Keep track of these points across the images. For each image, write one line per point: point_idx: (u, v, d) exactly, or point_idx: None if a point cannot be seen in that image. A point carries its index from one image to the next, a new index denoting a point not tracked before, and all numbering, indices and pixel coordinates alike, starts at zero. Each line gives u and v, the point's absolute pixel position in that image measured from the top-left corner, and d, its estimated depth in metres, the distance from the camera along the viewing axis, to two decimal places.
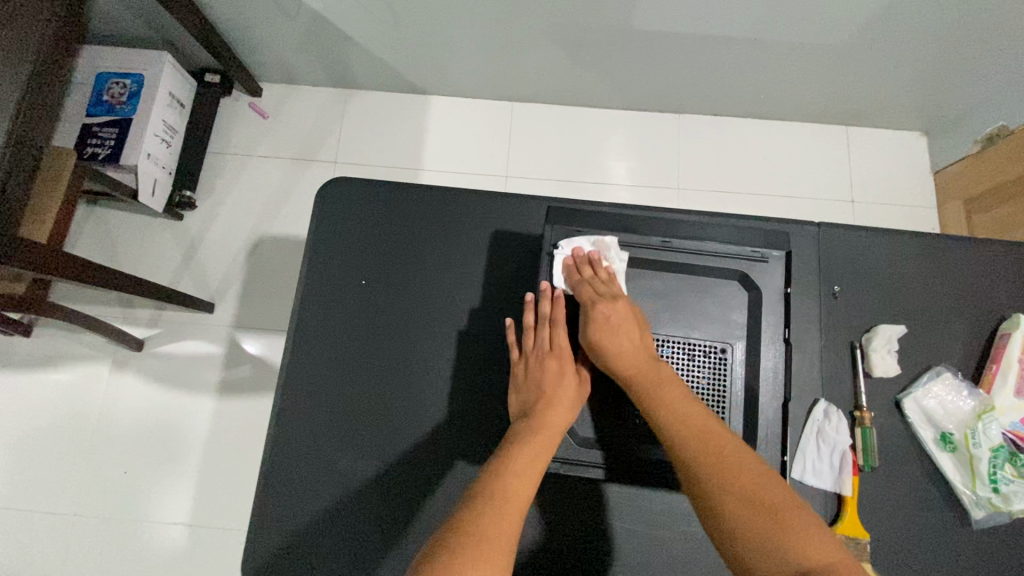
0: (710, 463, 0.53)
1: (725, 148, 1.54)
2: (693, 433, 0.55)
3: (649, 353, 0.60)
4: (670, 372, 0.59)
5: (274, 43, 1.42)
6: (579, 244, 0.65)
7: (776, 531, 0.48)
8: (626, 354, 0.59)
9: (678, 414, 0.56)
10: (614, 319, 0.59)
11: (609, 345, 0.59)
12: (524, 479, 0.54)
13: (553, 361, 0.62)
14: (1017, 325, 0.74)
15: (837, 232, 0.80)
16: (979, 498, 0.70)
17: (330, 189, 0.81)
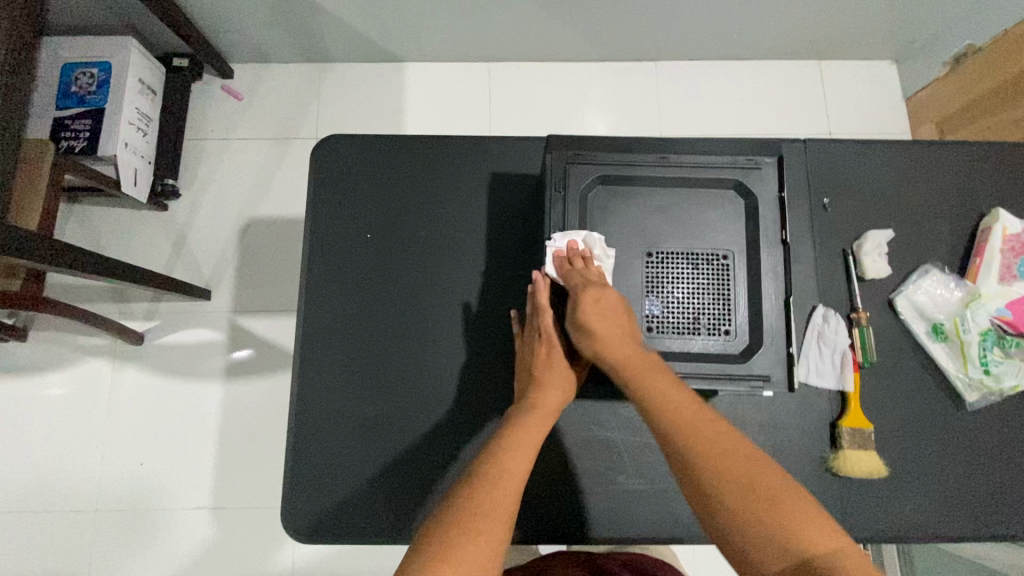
0: (697, 446, 0.51)
1: (704, 91, 1.55)
2: (682, 420, 0.53)
3: (636, 347, 0.60)
4: (658, 362, 0.58)
5: (240, 20, 1.39)
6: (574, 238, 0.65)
7: (769, 517, 0.46)
8: (614, 342, 0.59)
9: (662, 399, 0.55)
10: (603, 307, 0.60)
11: (597, 331, 0.60)
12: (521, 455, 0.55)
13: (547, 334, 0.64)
14: (996, 218, 0.77)
15: (822, 147, 0.82)
16: (970, 380, 0.74)
17: (325, 147, 0.81)
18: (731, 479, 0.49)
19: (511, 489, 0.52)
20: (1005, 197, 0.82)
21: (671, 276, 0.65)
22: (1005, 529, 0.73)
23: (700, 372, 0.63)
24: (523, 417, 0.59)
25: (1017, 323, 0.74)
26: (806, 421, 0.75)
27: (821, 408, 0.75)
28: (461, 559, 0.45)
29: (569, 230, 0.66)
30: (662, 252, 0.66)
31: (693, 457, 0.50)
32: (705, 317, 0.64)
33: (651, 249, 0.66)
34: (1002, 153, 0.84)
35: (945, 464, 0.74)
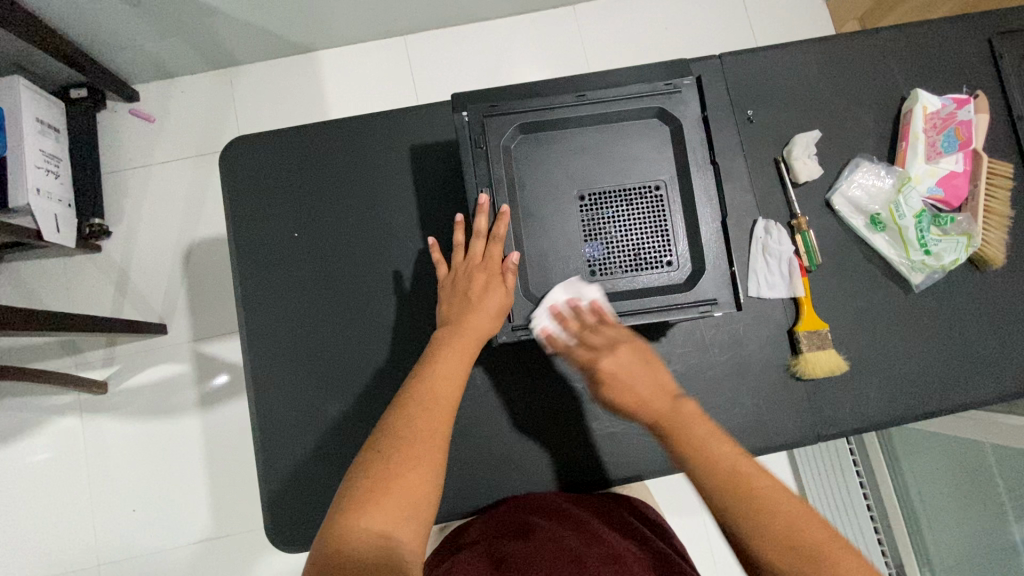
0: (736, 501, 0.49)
1: (625, 27, 1.52)
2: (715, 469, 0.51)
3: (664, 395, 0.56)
4: (694, 410, 0.54)
5: (130, 37, 1.31)
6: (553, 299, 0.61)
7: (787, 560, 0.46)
8: (636, 398, 0.56)
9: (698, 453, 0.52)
10: (613, 371, 0.56)
11: (616, 398, 0.56)
12: (449, 381, 0.56)
13: (481, 274, 0.61)
14: (915, 99, 0.78)
15: (737, 59, 0.81)
16: (913, 263, 0.76)
17: (231, 153, 0.78)
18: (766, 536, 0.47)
19: (443, 413, 0.54)
20: (922, 77, 0.82)
21: (608, 216, 0.63)
22: (967, 397, 0.75)
23: (650, 304, 0.62)
24: (448, 338, 0.59)
25: (948, 200, 0.77)
26: (765, 333, 0.76)
27: (777, 318, 0.76)
28: (403, 480, 0.49)
29: (496, 185, 0.63)
30: (594, 195, 0.63)
31: (735, 513, 0.49)
32: (647, 251, 0.63)
33: (582, 192, 0.63)
34: (913, 33, 0.84)
35: (900, 348, 0.76)
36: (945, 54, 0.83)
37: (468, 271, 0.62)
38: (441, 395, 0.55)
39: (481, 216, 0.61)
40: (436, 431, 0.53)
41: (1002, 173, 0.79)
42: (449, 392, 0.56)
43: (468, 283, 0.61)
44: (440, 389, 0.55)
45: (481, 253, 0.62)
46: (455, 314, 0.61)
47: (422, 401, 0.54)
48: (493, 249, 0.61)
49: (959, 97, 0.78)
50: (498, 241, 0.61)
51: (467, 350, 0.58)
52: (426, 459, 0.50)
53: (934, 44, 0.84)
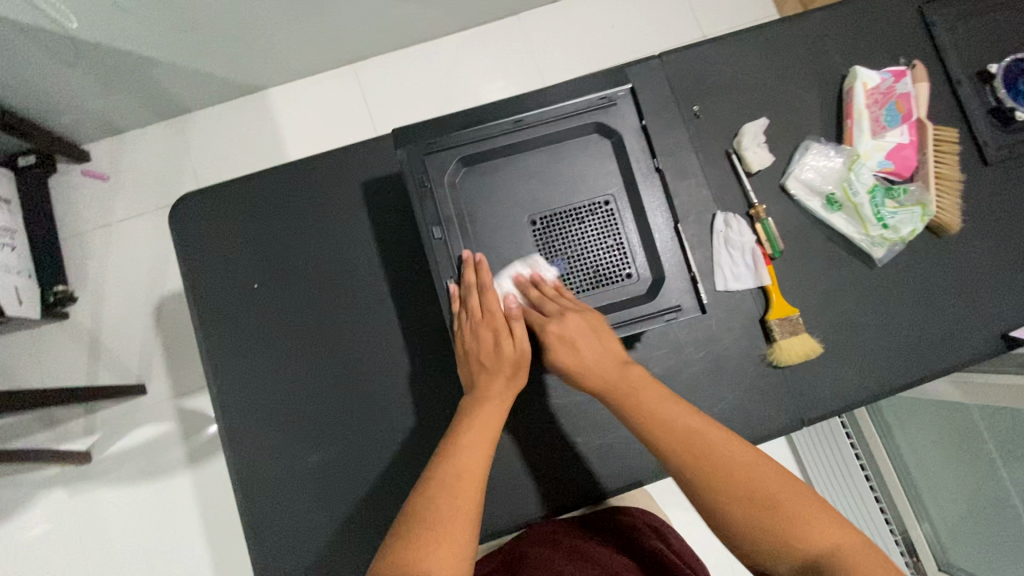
0: (727, 483, 0.51)
1: (572, 30, 1.52)
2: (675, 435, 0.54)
3: (615, 361, 0.60)
4: (636, 375, 0.59)
5: (73, 98, 1.28)
6: (516, 268, 0.63)
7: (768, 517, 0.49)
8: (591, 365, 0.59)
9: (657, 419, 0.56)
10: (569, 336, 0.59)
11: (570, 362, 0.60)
12: (473, 453, 0.56)
13: (486, 329, 0.60)
14: (855, 76, 0.78)
15: (676, 57, 0.82)
16: (872, 238, 0.76)
17: (180, 211, 0.76)
18: (726, 493, 0.51)
19: (472, 487, 0.54)
20: (859, 53, 0.83)
21: (562, 236, 0.63)
22: (944, 365, 0.76)
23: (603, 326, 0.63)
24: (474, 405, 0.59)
25: (899, 171, 0.77)
26: (738, 326, 0.76)
27: (747, 309, 0.76)
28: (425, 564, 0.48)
29: (446, 222, 0.62)
30: (546, 218, 0.63)
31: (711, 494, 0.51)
32: (604, 266, 0.63)
33: (533, 217, 0.63)
34: (846, 12, 0.85)
35: (873, 323, 0.77)
36: (880, 30, 0.85)
37: (473, 329, 0.61)
38: (467, 468, 0.54)
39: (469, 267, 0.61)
40: (461, 510, 0.52)
41: (949, 140, 0.80)
42: (475, 464, 0.55)
43: (478, 337, 0.60)
44: (464, 463, 0.55)
45: (479, 307, 0.60)
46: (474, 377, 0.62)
47: (445, 478, 0.54)
48: (488, 298, 0.60)
49: (896, 70, 0.79)
50: (492, 286, 0.60)
51: (493, 416, 0.58)
52: (450, 541, 0.50)
53: (868, 20, 0.85)
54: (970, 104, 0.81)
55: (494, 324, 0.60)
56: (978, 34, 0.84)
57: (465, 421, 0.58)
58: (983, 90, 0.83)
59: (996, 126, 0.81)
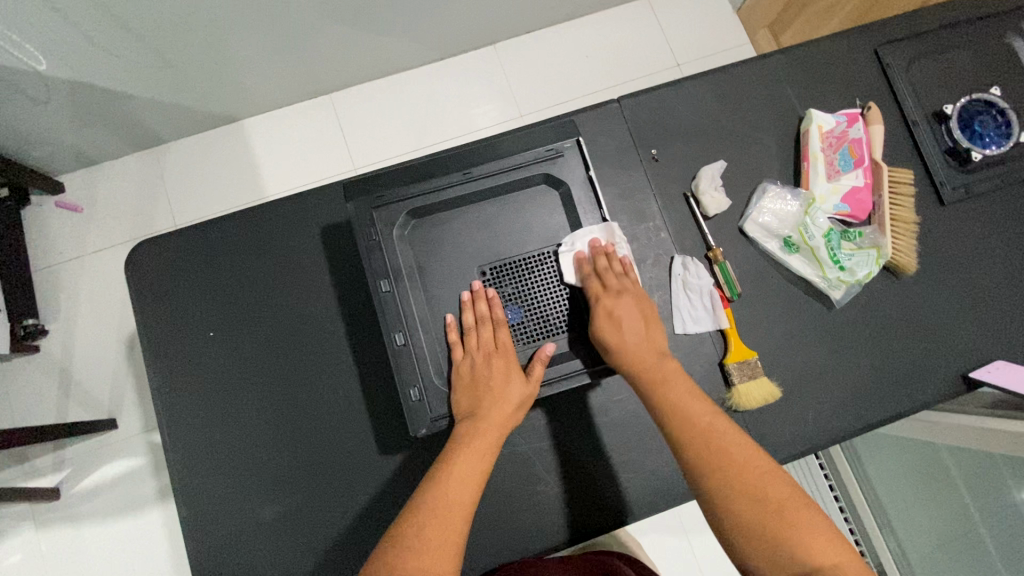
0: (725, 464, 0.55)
1: (547, 59, 1.53)
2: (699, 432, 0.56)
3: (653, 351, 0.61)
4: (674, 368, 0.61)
5: (45, 133, 1.27)
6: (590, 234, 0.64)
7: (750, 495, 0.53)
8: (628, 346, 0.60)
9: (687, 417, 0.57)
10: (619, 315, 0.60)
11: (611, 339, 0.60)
12: (467, 486, 0.53)
13: (499, 360, 0.59)
14: (810, 120, 0.79)
15: (635, 101, 0.83)
16: (830, 281, 0.76)
17: (136, 259, 0.76)
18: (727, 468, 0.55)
19: (459, 520, 0.52)
20: (816, 96, 0.84)
21: (512, 288, 0.63)
22: (904, 406, 0.76)
23: (545, 379, 0.62)
24: (470, 432, 0.57)
25: (855, 214, 0.78)
26: (697, 370, 0.76)
27: (706, 352, 0.76)
28: None
29: (395, 275, 0.62)
30: (498, 270, 0.63)
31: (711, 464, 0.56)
32: (555, 316, 0.63)
33: (484, 268, 0.63)
34: (802, 54, 0.86)
35: (832, 365, 0.77)
36: (836, 72, 0.86)
37: (484, 359, 0.59)
38: (456, 501, 0.52)
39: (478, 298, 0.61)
40: (446, 543, 0.50)
41: (904, 181, 0.80)
42: (464, 496, 0.53)
43: (484, 365, 0.59)
44: (455, 495, 0.53)
45: (491, 338, 0.60)
46: (473, 404, 0.58)
47: (435, 507, 0.52)
48: (501, 334, 0.60)
49: (851, 113, 0.80)
50: (506, 322, 0.61)
51: (488, 448, 0.56)
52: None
53: (824, 63, 0.86)
54: (925, 145, 0.82)
55: (506, 355, 0.60)
56: (935, 74, 0.85)
57: (459, 449, 0.56)
58: (939, 130, 0.83)
59: (952, 166, 0.82)
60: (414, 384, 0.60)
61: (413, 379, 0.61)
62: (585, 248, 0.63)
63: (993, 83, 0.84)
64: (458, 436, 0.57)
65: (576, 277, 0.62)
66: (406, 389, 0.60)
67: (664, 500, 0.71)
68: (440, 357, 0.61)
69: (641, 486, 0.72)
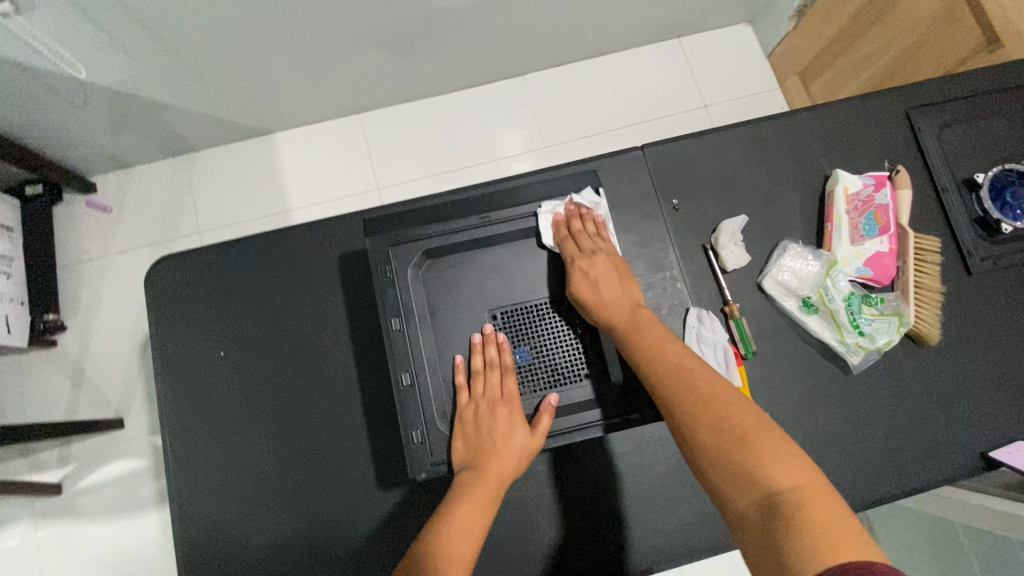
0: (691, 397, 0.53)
1: (575, 92, 1.55)
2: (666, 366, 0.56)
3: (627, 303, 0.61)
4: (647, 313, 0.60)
5: (83, 135, 1.32)
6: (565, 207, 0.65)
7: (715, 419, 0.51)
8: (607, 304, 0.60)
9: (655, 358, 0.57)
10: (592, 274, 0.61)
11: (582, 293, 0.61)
12: (468, 542, 0.53)
13: (504, 408, 0.59)
14: (837, 180, 0.78)
15: (659, 149, 0.83)
16: (848, 345, 0.75)
17: (157, 274, 0.77)
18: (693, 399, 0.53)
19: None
20: (843, 155, 0.84)
21: (523, 334, 0.63)
22: (919, 481, 0.73)
23: (550, 430, 0.61)
24: (471, 482, 0.56)
25: (878, 278, 0.76)
26: None
27: None
28: None
29: (407, 313, 0.62)
30: (511, 316, 0.63)
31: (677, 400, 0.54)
32: (564, 366, 0.63)
33: (495, 312, 0.63)
34: (832, 113, 0.86)
35: (846, 433, 0.74)
36: (865, 133, 0.85)
37: (488, 406, 0.58)
38: (457, 556, 0.52)
39: (486, 344, 0.61)
40: None
41: (930, 248, 0.78)
42: (464, 552, 0.52)
43: (489, 413, 0.58)
44: (457, 551, 0.52)
45: (497, 385, 0.60)
46: (475, 453, 0.57)
47: (433, 560, 0.51)
48: (508, 381, 0.60)
49: (878, 177, 0.79)
50: (513, 368, 0.61)
51: (488, 500, 0.56)
52: None
53: (854, 123, 0.85)
54: (954, 213, 0.81)
55: (513, 403, 0.59)
56: (967, 141, 0.83)
57: (459, 499, 0.55)
58: (970, 197, 0.82)
59: (981, 236, 0.80)
60: (417, 427, 0.60)
61: (416, 420, 0.60)
62: (561, 210, 0.64)
63: None
64: (458, 486, 0.56)
65: (553, 241, 0.63)
66: (408, 431, 0.60)
67: (662, 561, 0.69)
68: (445, 401, 0.61)
69: (641, 543, 0.70)
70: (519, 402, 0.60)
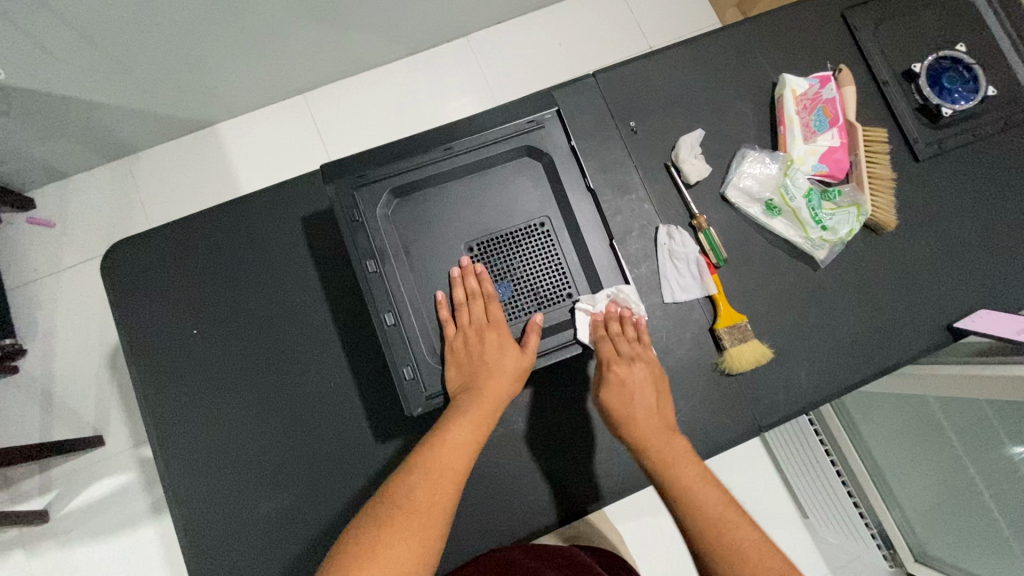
0: (716, 533, 0.54)
1: (518, 48, 1.53)
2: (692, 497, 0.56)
3: (661, 419, 0.62)
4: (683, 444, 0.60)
5: (11, 148, 1.24)
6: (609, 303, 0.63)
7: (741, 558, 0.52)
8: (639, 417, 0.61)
9: (695, 501, 0.56)
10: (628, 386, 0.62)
11: (618, 409, 0.61)
12: (461, 455, 0.53)
13: (492, 333, 0.59)
14: (784, 84, 0.80)
15: (609, 75, 0.83)
16: (813, 241, 0.77)
17: (114, 260, 0.74)
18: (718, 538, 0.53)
19: (450, 487, 0.51)
20: (787, 61, 0.85)
21: (501, 262, 0.63)
22: (892, 359, 0.77)
23: (541, 350, 0.62)
24: (463, 402, 0.56)
25: (833, 173, 0.79)
26: (688, 338, 0.76)
27: (696, 318, 0.76)
28: (388, 552, 0.46)
29: (381, 255, 0.61)
30: (489, 245, 0.63)
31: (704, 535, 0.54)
32: (545, 287, 0.63)
33: (471, 244, 0.63)
34: (771, 21, 0.87)
35: (820, 324, 0.77)
36: (805, 37, 0.87)
37: (476, 332, 0.59)
38: (448, 468, 0.52)
39: (467, 273, 0.61)
40: (437, 507, 0.50)
41: (878, 140, 0.81)
42: (456, 463, 0.53)
43: (476, 339, 0.59)
44: (449, 462, 0.52)
45: (481, 312, 0.60)
46: (466, 379, 0.58)
47: (427, 470, 0.52)
48: (492, 307, 0.60)
49: (823, 75, 0.81)
50: (498, 296, 0.61)
51: (483, 420, 0.56)
52: (416, 537, 0.47)
53: (794, 29, 0.87)
54: (897, 103, 0.84)
55: (501, 329, 0.59)
56: (901, 34, 0.86)
57: (454, 418, 0.55)
58: (909, 88, 0.84)
59: (924, 122, 0.83)
60: (407, 363, 0.60)
61: (405, 357, 0.60)
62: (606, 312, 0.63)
63: (959, 40, 0.85)
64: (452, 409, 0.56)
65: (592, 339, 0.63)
66: (399, 369, 0.59)
67: None
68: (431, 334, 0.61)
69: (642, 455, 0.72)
70: (506, 327, 0.61)
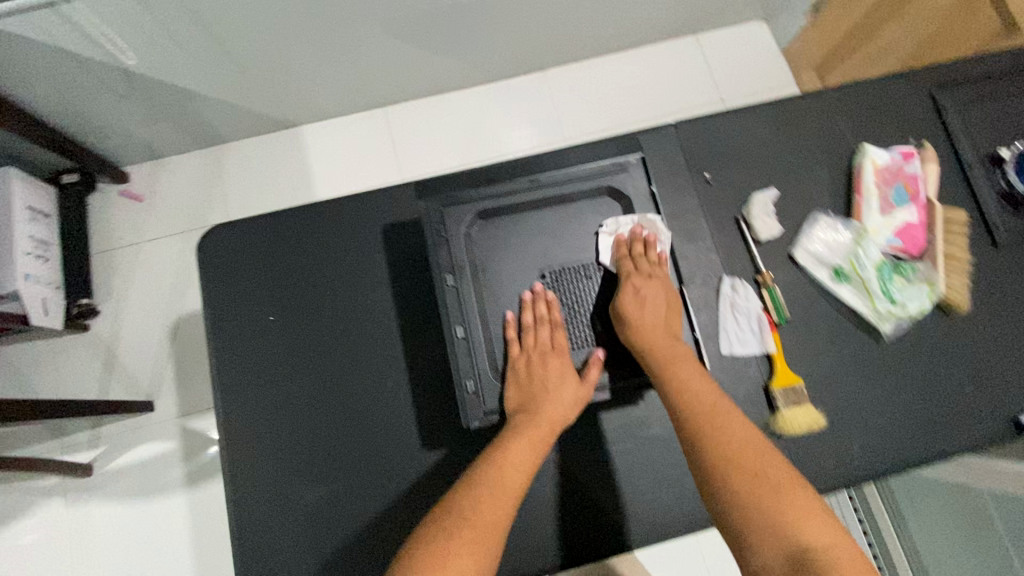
0: (712, 428, 0.55)
1: (593, 86, 1.58)
2: (693, 396, 0.57)
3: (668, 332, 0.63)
4: (685, 351, 0.61)
5: (120, 126, 1.36)
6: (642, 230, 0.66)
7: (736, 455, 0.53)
8: (648, 322, 0.61)
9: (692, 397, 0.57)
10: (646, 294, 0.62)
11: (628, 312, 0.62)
12: (518, 472, 0.54)
13: (555, 359, 0.61)
14: (864, 155, 0.81)
15: (690, 126, 0.85)
16: (880, 312, 0.76)
17: (210, 242, 0.80)
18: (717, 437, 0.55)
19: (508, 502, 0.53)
20: (870, 132, 0.86)
21: (570, 292, 0.65)
22: (951, 445, 0.74)
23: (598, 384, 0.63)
24: (523, 421, 0.58)
25: (908, 249, 0.78)
26: (741, 392, 0.76)
27: (752, 374, 0.76)
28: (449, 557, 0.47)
29: (459, 270, 0.64)
30: (561, 275, 0.65)
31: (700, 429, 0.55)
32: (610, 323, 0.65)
33: (544, 271, 0.65)
34: (857, 91, 0.88)
35: (878, 398, 0.76)
36: (891, 111, 0.87)
37: (539, 356, 0.61)
38: (507, 483, 0.53)
39: (536, 299, 0.64)
40: (496, 521, 0.51)
41: (958, 222, 0.81)
42: (514, 480, 0.54)
43: (540, 362, 0.61)
44: (507, 478, 0.54)
45: (546, 338, 0.62)
46: (526, 400, 0.60)
47: (486, 483, 0.53)
48: (558, 334, 0.62)
49: (905, 151, 0.82)
50: (563, 324, 0.63)
51: (541, 441, 0.57)
52: (475, 547, 0.49)
53: (879, 102, 0.88)
54: (981, 187, 0.83)
55: (564, 356, 0.62)
56: (991, 118, 0.86)
57: (513, 436, 0.57)
58: (995, 173, 0.84)
59: (1007, 209, 0.82)
60: (470, 376, 0.63)
61: (469, 371, 0.63)
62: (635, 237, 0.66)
63: None
64: (511, 427, 0.58)
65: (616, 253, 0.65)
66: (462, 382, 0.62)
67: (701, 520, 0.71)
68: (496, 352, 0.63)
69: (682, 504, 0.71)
70: (568, 355, 0.63)
